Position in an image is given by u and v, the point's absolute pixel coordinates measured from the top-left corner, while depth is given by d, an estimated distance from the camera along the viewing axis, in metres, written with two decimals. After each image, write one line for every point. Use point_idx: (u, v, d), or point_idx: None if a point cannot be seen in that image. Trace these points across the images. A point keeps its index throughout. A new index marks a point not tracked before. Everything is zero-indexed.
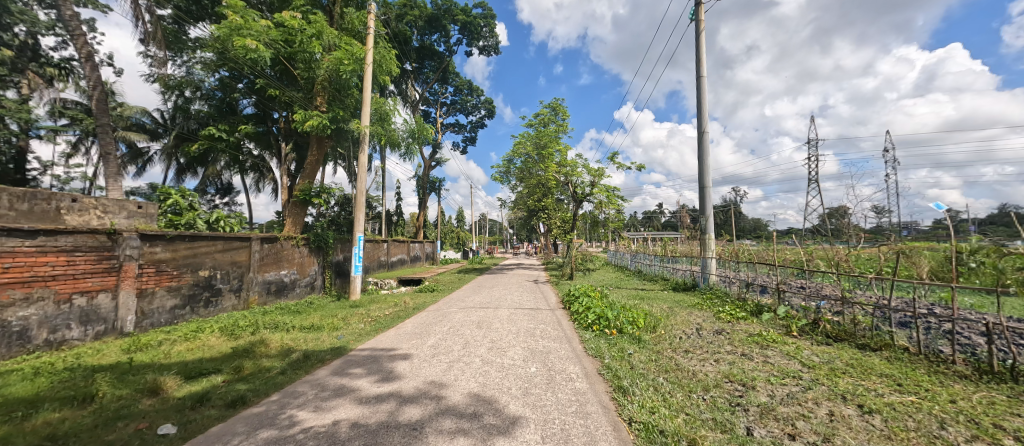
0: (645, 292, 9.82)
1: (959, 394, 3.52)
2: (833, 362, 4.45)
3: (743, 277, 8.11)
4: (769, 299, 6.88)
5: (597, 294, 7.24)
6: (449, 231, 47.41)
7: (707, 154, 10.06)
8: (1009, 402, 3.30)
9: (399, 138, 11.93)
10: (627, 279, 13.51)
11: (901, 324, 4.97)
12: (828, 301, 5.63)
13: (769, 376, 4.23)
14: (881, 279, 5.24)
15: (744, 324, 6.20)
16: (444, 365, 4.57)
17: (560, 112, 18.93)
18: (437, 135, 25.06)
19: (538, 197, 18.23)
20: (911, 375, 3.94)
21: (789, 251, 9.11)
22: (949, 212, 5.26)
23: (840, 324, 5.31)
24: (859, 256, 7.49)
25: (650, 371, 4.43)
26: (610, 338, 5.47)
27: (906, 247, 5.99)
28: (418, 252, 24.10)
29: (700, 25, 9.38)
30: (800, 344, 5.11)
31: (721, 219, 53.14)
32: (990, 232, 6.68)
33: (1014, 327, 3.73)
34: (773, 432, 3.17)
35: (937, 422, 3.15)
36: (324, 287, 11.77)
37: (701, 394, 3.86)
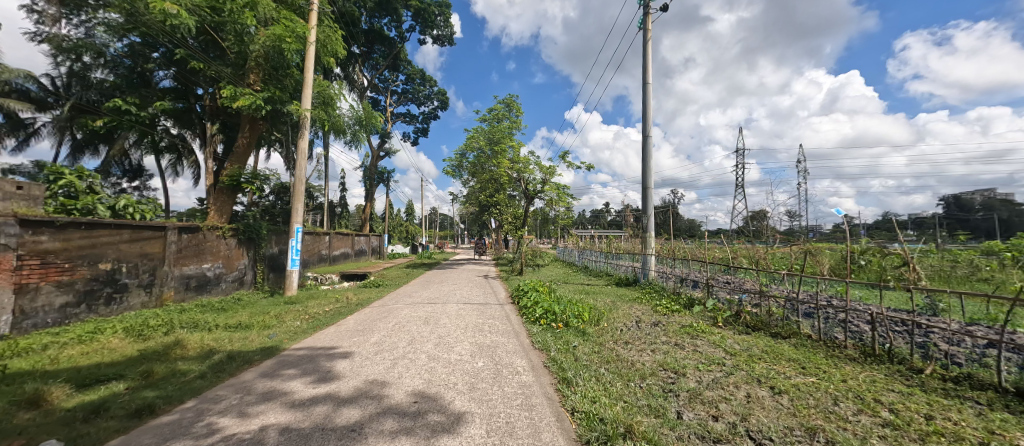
0: (590, 286, 10.21)
1: (849, 374, 4.08)
2: (751, 349, 4.94)
3: (678, 272, 8.71)
4: (699, 293, 7.46)
5: (546, 289, 7.38)
6: (398, 224, 45.72)
7: (649, 156, 10.66)
8: (885, 379, 3.87)
9: (344, 124, 11.24)
10: (573, 275, 13.94)
11: (806, 315, 5.63)
12: (749, 295, 6.22)
13: (697, 363, 4.59)
14: (792, 275, 5.88)
15: (678, 316, 6.68)
16: (388, 363, 4.38)
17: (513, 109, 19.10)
18: (387, 125, 24.12)
19: (490, 193, 18.17)
20: (813, 359, 4.49)
21: (719, 249, 9.92)
22: (845, 218, 6.03)
23: (757, 315, 5.91)
24: (775, 254, 8.35)
25: (593, 362, 4.60)
26: (556, 331, 5.60)
27: (812, 247, 6.78)
28: (363, 246, 23.01)
29: (646, 33, 9.86)
30: (724, 334, 5.60)
31: (661, 219, 56.71)
32: (874, 235, 7.80)
33: (891, 316, 4.39)
34: (699, 414, 3.46)
35: (831, 399, 3.62)
36: (255, 282, 10.80)
37: (638, 383, 4.09)
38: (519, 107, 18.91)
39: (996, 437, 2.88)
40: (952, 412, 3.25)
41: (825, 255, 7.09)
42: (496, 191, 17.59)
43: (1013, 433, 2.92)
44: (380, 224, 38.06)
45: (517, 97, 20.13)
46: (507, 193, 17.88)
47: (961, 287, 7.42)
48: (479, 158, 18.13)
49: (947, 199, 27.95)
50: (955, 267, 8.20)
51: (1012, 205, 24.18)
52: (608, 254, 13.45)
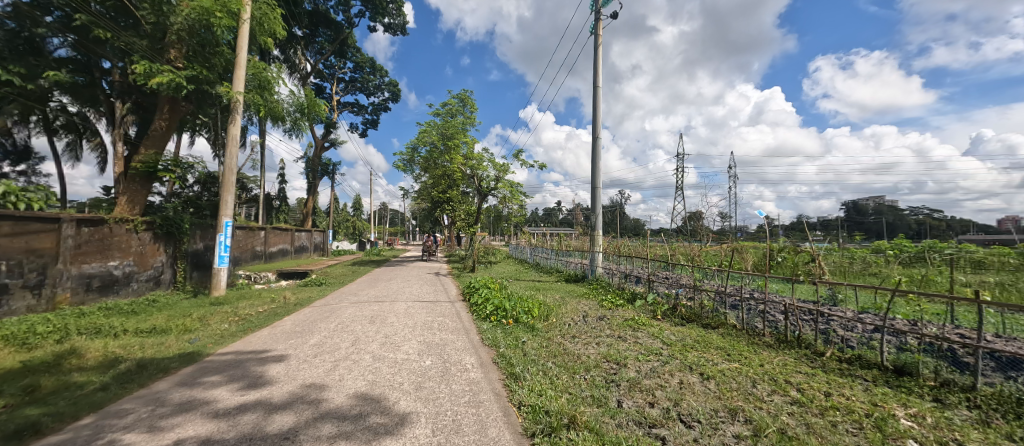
0: (541, 283, 10.44)
1: (765, 358, 4.55)
2: (684, 339, 5.33)
3: (623, 269, 9.17)
4: (641, 288, 7.92)
5: (497, 286, 7.41)
6: (344, 219, 43.48)
7: (598, 157, 11.09)
8: (795, 362, 4.37)
9: (284, 111, 10.43)
10: (524, 272, 14.12)
11: (732, 306, 6.18)
12: (684, 289, 6.70)
13: (637, 354, 4.85)
14: (721, 271, 6.41)
15: (621, 310, 7.03)
16: (328, 365, 4.11)
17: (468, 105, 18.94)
18: (332, 114, 22.82)
19: (442, 189, 17.85)
20: (736, 346, 4.94)
21: (659, 247, 10.59)
22: (767, 219, 6.66)
23: (692, 307, 6.39)
24: (707, 252, 9.08)
25: (541, 356, 4.69)
26: (506, 327, 5.64)
27: (739, 245, 7.45)
28: (304, 242, 21.59)
29: (597, 39, 10.19)
30: (662, 326, 5.97)
31: (609, 218, 59.45)
32: (788, 235, 8.77)
33: (801, 306, 4.95)
34: (637, 402, 3.67)
35: (750, 381, 4.01)
36: (174, 281, 9.70)
37: (583, 375, 4.24)
38: (474, 103, 18.91)
39: (878, 408, 3.37)
40: (846, 389, 3.74)
41: (749, 252, 7.82)
42: (448, 187, 17.26)
43: (889, 404, 3.44)
44: (325, 220, 35.89)
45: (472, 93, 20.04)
46: (460, 190, 17.66)
47: (854, 280, 8.56)
48: (432, 153, 17.74)
49: (847, 204, 32.15)
50: (851, 264, 9.45)
51: (895, 210, 28.45)
52: (559, 252, 13.83)
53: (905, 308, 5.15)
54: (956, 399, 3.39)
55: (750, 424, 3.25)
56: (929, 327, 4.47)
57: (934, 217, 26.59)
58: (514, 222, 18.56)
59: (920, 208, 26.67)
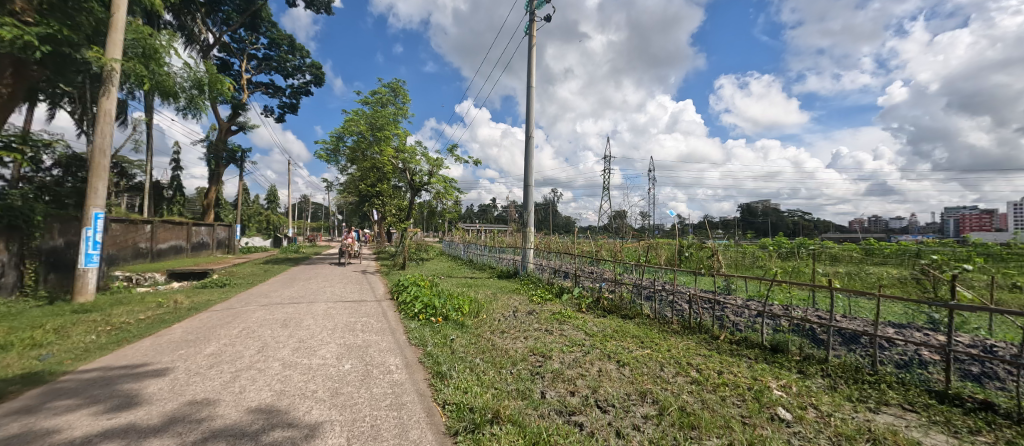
0: (474, 279, 10.44)
1: (673, 344, 5.04)
2: (604, 329, 5.70)
3: (553, 265, 9.53)
4: (568, 283, 8.33)
5: (427, 283, 7.21)
6: (257, 213, 39.15)
7: (531, 156, 11.38)
8: (696, 345, 4.91)
9: (177, 86, 9.04)
10: (457, 269, 14.04)
11: (647, 297, 6.77)
12: (607, 283, 7.18)
13: (562, 346, 5.08)
14: (639, 266, 6.98)
15: (549, 304, 7.31)
16: (226, 376, 3.64)
17: (401, 96, 18.15)
18: (241, 94, 20.42)
19: (372, 182, 16.93)
20: (649, 334, 5.42)
21: (586, 244, 11.21)
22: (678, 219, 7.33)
23: (613, 299, 6.87)
24: (627, 248, 9.83)
25: (469, 353, 4.67)
26: (435, 326, 5.53)
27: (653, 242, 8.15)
28: (204, 239, 18.98)
29: (531, 40, 10.40)
30: (586, 318, 6.32)
31: (543, 216, 61.54)
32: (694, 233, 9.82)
33: (702, 295, 5.57)
34: (559, 392, 3.83)
35: (660, 365, 4.41)
36: (20, 286, 7.90)
37: (510, 369, 4.31)
38: (406, 93, 18.43)
39: (757, 382, 3.92)
40: (734, 366, 4.30)
41: (662, 249, 8.63)
42: (378, 180, 16.40)
43: (765, 377, 4.02)
44: (232, 212, 31.92)
45: (399, 82, 19.30)
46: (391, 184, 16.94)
47: (744, 271, 9.89)
48: (361, 144, 16.71)
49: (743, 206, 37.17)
50: (743, 258, 10.88)
51: (776, 212, 33.56)
52: (492, 248, 13.97)
53: (780, 295, 6.07)
54: (815, 370, 4.08)
55: (656, 404, 3.58)
56: (797, 310, 5.31)
57: (806, 219, 31.93)
58: (448, 218, 18.30)
59: (797, 211, 31.79)
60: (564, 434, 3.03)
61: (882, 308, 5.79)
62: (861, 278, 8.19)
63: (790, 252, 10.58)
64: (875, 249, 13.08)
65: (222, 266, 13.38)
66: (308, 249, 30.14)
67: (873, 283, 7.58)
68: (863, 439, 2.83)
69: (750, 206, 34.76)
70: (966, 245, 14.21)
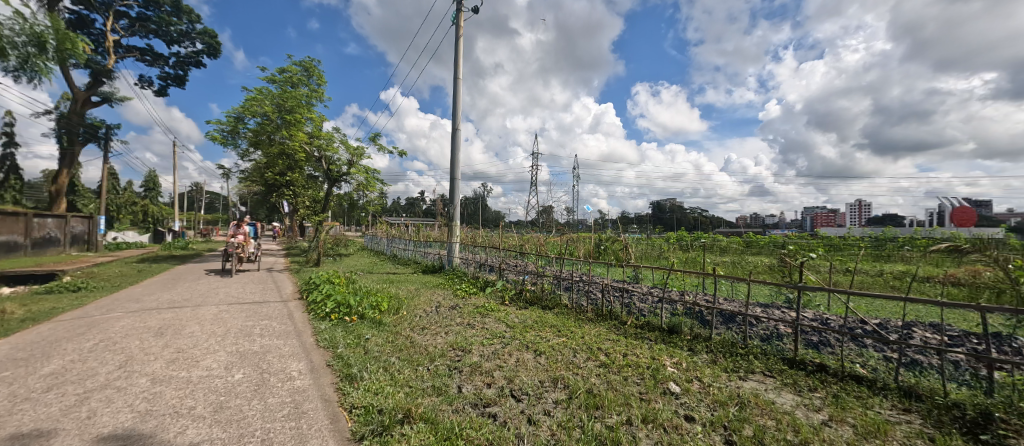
0: (395, 275, 10.07)
1: (586, 331, 5.39)
2: (525, 320, 5.90)
3: (478, 259, 9.61)
4: (494, 276, 8.48)
5: (342, 281, 6.76)
6: (132, 203, 33.06)
7: (459, 150, 11.31)
8: (606, 331, 5.31)
9: (5, 40, 7.18)
10: (379, 264, 13.42)
11: (566, 288, 7.19)
12: (530, 275, 7.45)
13: (483, 339, 5.15)
14: (558, 258, 7.33)
15: (473, 297, 7.36)
16: (72, 399, 3.03)
17: (316, 76, 16.76)
18: (105, 59, 17.00)
19: (280, 170, 15.44)
20: (566, 323, 5.73)
21: (511, 238, 11.49)
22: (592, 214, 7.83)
23: (535, 291, 7.15)
24: (550, 242, 10.30)
25: (384, 352, 4.50)
26: (348, 325, 5.23)
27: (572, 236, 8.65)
28: (49, 233, 15.46)
29: (459, 30, 10.25)
30: (508, 310, 6.48)
31: (475, 210, 61.57)
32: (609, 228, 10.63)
33: (613, 285, 6.03)
34: (476, 385, 3.88)
35: (573, 352, 4.69)
36: None
37: (427, 366, 4.24)
38: (321, 74, 17.02)
39: (655, 361, 4.37)
40: (636, 348, 4.75)
41: (580, 243, 9.20)
42: (288, 169, 15.02)
43: (662, 357, 4.49)
44: (95, 202, 26.51)
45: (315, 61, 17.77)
46: (304, 172, 15.62)
47: (652, 262, 10.99)
48: (267, 126, 15.04)
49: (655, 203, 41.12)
50: (651, 250, 12.05)
51: (680, 209, 37.78)
52: (417, 242, 13.61)
53: (678, 282, 6.83)
54: (701, 347, 4.66)
55: (566, 389, 3.79)
56: (690, 295, 6.03)
57: (703, 216, 36.50)
58: (372, 210, 17.37)
59: (697, 209, 36.19)
60: (477, 426, 3.06)
61: (753, 290, 6.84)
62: (738, 266, 9.59)
63: (686, 244, 11.99)
64: (752, 241, 15.44)
65: (76, 266, 11.05)
66: (201, 245, 26.13)
67: (748, 271, 8.92)
68: (733, 403, 3.28)
69: (660, 202, 38.54)
70: (817, 238, 17.47)
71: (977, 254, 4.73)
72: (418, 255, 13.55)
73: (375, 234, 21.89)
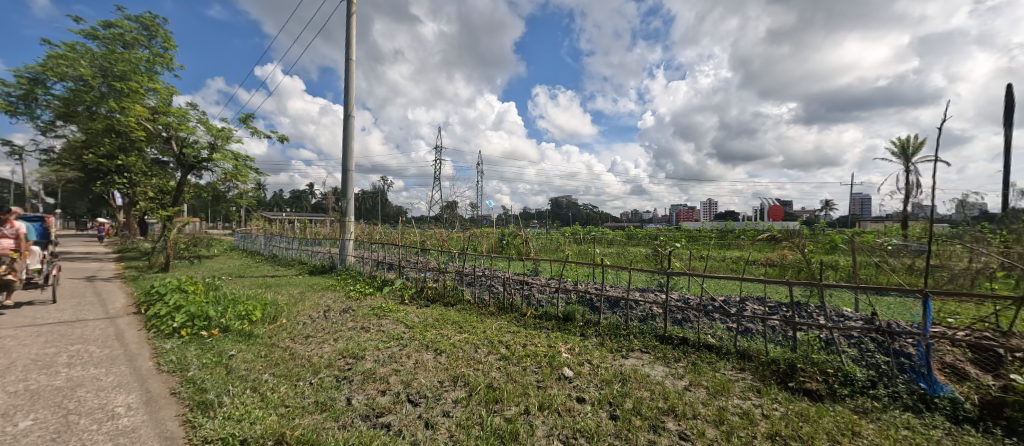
0: (276, 278, 8.88)
1: (488, 325, 5.46)
2: (426, 319, 5.72)
3: (374, 257, 9.16)
4: (392, 275, 8.12)
5: (201, 288, 5.67)
6: None
7: (350, 142, 10.80)
8: (507, 324, 5.46)
9: None
10: (254, 266, 11.66)
11: (467, 283, 7.28)
12: (431, 272, 7.34)
13: (378, 342, 4.81)
14: (460, 254, 7.30)
15: (368, 298, 6.88)
16: None
17: (160, 37, 13.82)
18: None
19: (109, 152, 12.24)
20: (468, 318, 5.72)
21: (411, 235, 11.12)
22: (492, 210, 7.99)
23: (436, 288, 7.05)
24: (451, 237, 10.38)
25: (255, 370, 3.87)
26: (206, 342, 4.39)
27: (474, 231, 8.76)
28: None
29: (353, 8, 9.40)
30: (408, 310, 6.24)
31: (377, 205, 57.80)
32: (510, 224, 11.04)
33: (513, 278, 6.24)
34: (368, 394, 3.58)
35: (473, 347, 4.69)
36: None
37: (309, 380, 3.78)
38: (168, 35, 14.02)
39: (551, 349, 4.61)
40: (534, 338, 4.97)
41: (482, 238, 9.35)
42: (120, 150, 12.19)
43: (557, 344, 4.77)
44: None
45: (158, 17, 14.54)
46: (145, 154, 12.85)
47: (548, 254, 11.78)
48: (83, 95, 11.72)
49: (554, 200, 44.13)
50: (549, 243, 12.90)
51: (575, 205, 41.27)
52: (303, 241, 12.19)
53: (571, 273, 7.42)
54: (591, 332, 5.10)
55: (466, 386, 3.72)
56: (582, 284, 6.57)
57: (594, 212, 40.50)
58: (246, 204, 14.95)
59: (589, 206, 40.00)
60: (367, 441, 2.81)
61: (632, 277, 7.80)
62: (620, 256, 10.86)
63: (578, 237, 13.11)
64: (632, 234, 17.67)
65: None
66: None
67: (628, 260, 10.16)
68: (618, 380, 3.64)
69: (558, 198, 41.45)
70: (678, 230, 20.92)
71: (786, 241, 6.10)
72: (305, 255, 12.19)
73: (250, 232, 18.89)
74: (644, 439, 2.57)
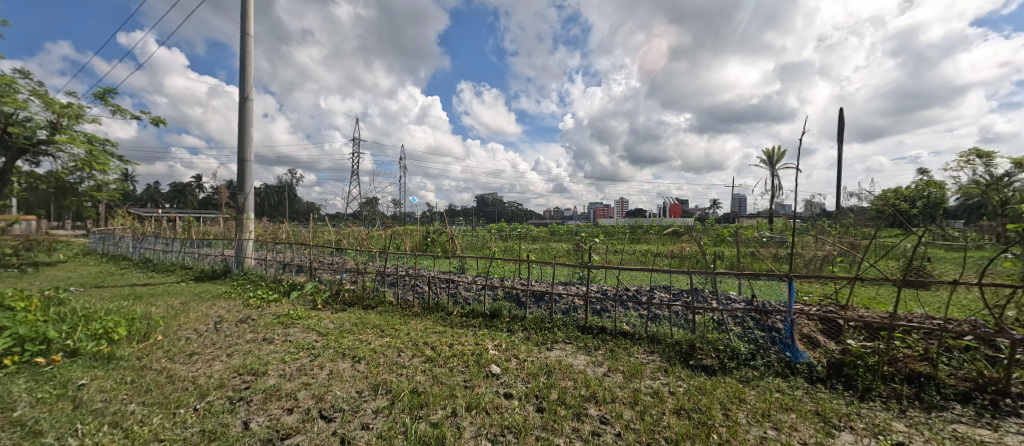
0: (148, 287, 7.37)
1: (413, 326, 5.22)
2: (342, 325, 5.26)
3: (279, 259, 8.18)
4: (302, 278, 7.35)
5: (33, 302, 4.44)
6: None
7: (249, 129, 9.50)
8: (433, 324, 5.28)
9: None
10: (117, 273, 9.56)
11: (390, 284, 6.89)
12: (348, 273, 6.80)
13: (284, 354, 4.27)
14: (381, 253, 6.87)
15: (272, 305, 6.09)
16: None
17: None
18: None
19: None
20: (390, 321, 5.39)
21: (326, 233, 10.16)
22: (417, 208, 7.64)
23: (354, 291, 6.56)
24: (371, 236, 9.67)
25: (115, 400, 3.13)
26: (40, 371, 3.43)
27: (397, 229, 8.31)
28: None
29: None
30: (321, 315, 5.68)
31: (282, 200, 51.57)
32: (436, 222, 10.75)
33: (439, 277, 6.07)
34: (271, 415, 3.12)
35: (397, 352, 4.42)
36: None
37: (192, 406, 3.16)
38: None
39: (479, 346, 4.57)
40: (462, 337, 4.89)
41: (405, 236, 8.92)
42: None
43: (485, 341, 4.75)
44: None
45: None
46: None
47: (475, 251, 11.76)
48: None
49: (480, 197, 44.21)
50: (476, 240, 12.88)
51: (500, 202, 41.89)
52: (186, 243, 10.32)
53: (498, 269, 7.50)
54: (518, 326, 5.20)
55: (389, 394, 3.45)
56: (508, 280, 6.67)
57: (518, 209, 41.61)
58: (104, 198, 12.17)
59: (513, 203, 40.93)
60: None
61: (555, 271, 8.18)
62: (544, 251, 11.32)
63: (504, 233, 13.32)
64: (554, 229, 18.60)
65: None
66: None
67: (551, 255, 10.65)
68: (543, 372, 3.75)
69: (484, 195, 41.62)
70: (594, 225, 22.56)
71: (685, 235, 6.95)
72: (189, 259, 10.35)
73: (110, 232, 15.40)
74: (569, 428, 2.67)
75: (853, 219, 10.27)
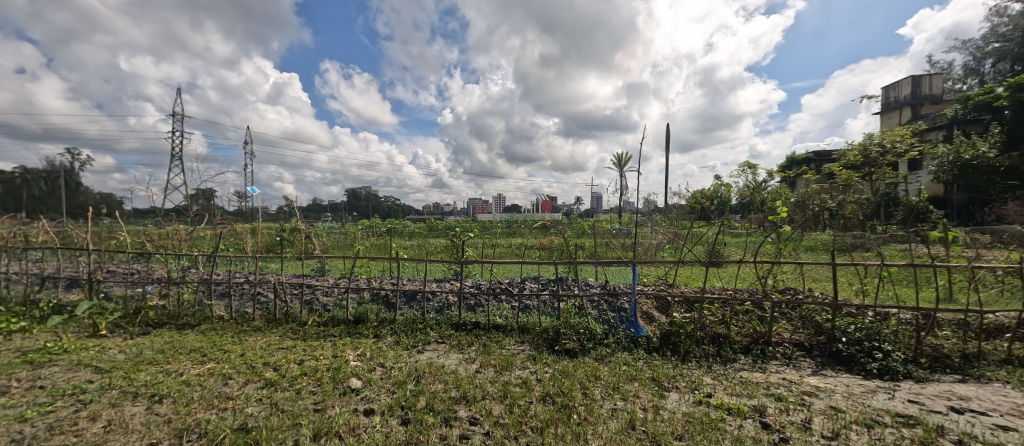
0: None
1: (249, 345, 4.22)
2: (141, 354, 3.92)
3: (33, 271, 5.70)
4: (76, 296, 5.28)
5: None
6: None
7: None
8: (278, 339, 4.38)
9: None
10: None
11: (220, 296, 5.48)
12: (155, 285, 5.14)
13: (22, 409, 2.89)
14: (208, 257, 5.39)
15: (13, 338, 4.15)
16: None
17: None
18: None
19: None
20: (217, 341, 4.26)
21: (120, 233, 7.54)
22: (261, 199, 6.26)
23: (164, 308, 5.00)
24: (194, 236, 7.56)
25: None
26: None
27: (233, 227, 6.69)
28: None
29: None
30: (103, 344, 4.12)
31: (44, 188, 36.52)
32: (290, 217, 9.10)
33: (289, 283, 5.07)
34: None
35: (223, 380, 3.49)
36: None
37: None
38: None
39: (337, 359, 3.98)
40: (316, 350, 4.19)
41: (246, 234, 7.27)
42: None
43: (345, 352, 4.17)
44: None
45: None
46: None
47: (342, 251, 10.46)
48: None
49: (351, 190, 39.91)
50: (343, 238, 11.48)
51: (375, 196, 38.77)
52: None
53: (367, 269, 6.76)
54: (387, 331, 4.75)
55: (204, 438, 2.64)
56: (377, 281, 6.05)
57: (395, 204, 39.25)
58: None
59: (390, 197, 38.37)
60: None
61: (430, 268, 7.84)
62: (421, 248, 10.83)
63: (377, 229, 12.23)
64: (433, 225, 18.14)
65: None
66: None
67: (429, 252, 10.26)
68: (412, 379, 3.47)
69: (355, 189, 37.79)
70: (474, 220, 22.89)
71: (553, 229, 7.50)
72: None
73: None
74: (437, 437, 2.50)
75: (676, 215, 12.88)
